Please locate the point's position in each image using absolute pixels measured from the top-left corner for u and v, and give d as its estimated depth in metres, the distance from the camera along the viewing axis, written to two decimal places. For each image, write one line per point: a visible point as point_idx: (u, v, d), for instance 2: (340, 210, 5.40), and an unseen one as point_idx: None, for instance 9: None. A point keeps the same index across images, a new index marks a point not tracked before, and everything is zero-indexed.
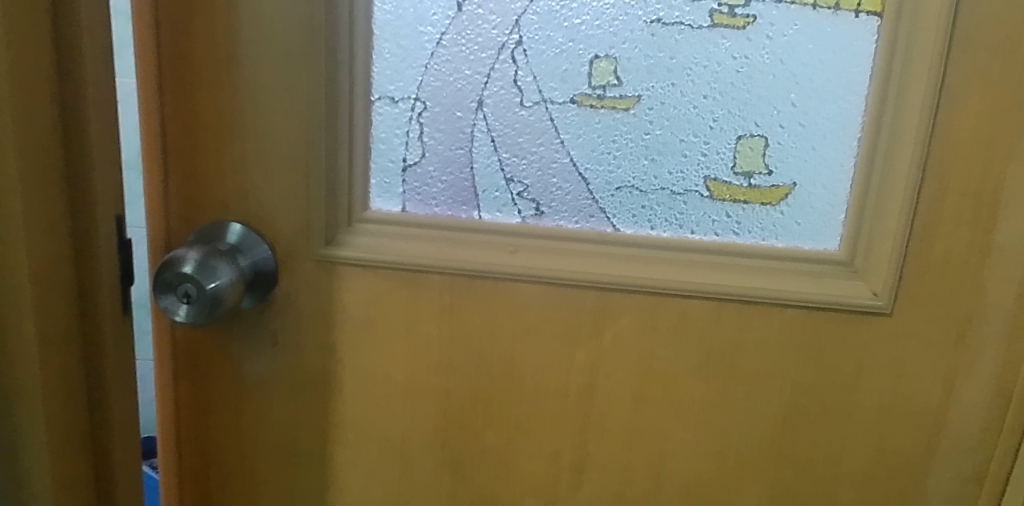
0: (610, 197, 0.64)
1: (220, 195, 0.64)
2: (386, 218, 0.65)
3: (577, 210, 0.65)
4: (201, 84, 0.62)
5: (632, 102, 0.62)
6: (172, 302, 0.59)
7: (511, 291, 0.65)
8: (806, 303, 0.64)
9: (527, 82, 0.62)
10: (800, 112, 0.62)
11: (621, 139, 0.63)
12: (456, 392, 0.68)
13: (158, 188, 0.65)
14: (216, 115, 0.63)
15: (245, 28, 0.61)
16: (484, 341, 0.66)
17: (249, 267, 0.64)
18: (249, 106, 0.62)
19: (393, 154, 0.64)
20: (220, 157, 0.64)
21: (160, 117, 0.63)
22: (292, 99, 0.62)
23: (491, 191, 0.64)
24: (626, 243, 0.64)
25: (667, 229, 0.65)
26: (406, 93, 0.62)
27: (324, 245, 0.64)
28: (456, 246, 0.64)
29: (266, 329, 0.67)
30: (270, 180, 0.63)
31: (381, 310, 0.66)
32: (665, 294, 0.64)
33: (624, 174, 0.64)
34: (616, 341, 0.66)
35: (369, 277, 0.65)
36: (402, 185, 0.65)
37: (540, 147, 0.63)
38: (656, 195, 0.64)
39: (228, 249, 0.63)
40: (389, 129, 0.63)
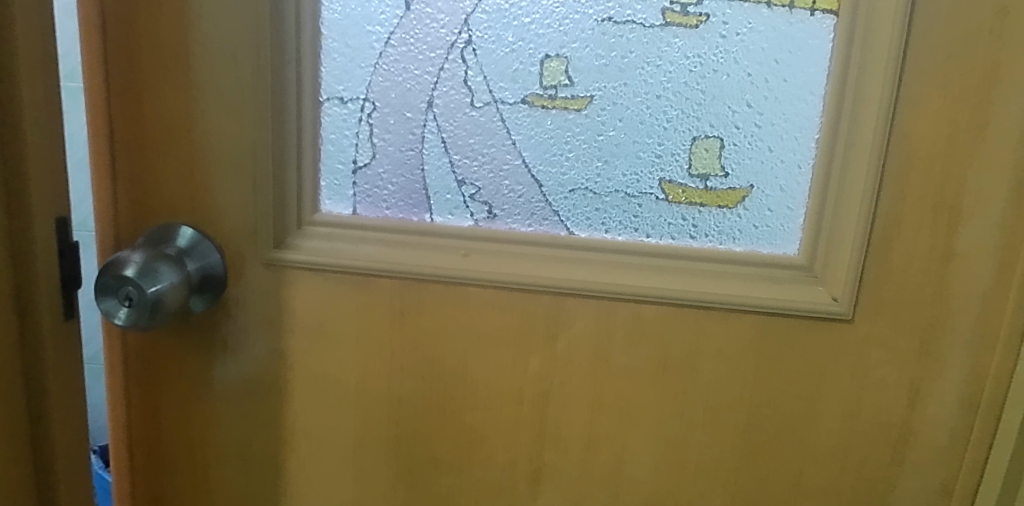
0: (564, 200, 0.63)
1: (168, 197, 0.63)
2: (336, 221, 0.64)
3: (530, 213, 0.63)
4: (147, 85, 0.61)
5: (584, 102, 0.61)
6: (111, 305, 0.58)
7: (463, 296, 0.63)
8: (764, 308, 0.62)
9: (477, 83, 0.61)
10: (756, 113, 0.61)
11: (573, 141, 0.62)
12: (409, 399, 0.66)
13: (105, 192, 0.64)
14: (162, 116, 0.62)
15: (190, 28, 0.60)
16: (436, 347, 0.65)
17: (197, 271, 0.63)
18: (196, 108, 0.61)
19: (344, 156, 0.63)
20: (167, 158, 0.63)
21: (106, 118, 0.62)
22: (239, 100, 0.61)
23: (443, 193, 0.63)
24: (579, 246, 0.63)
25: (622, 232, 0.63)
26: (355, 93, 0.62)
27: (273, 248, 0.64)
28: (406, 250, 0.63)
29: (216, 333, 0.66)
30: (218, 182, 0.63)
31: (331, 315, 0.65)
32: (620, 299, 0.62)
33: (577, 176, 0.63)
34: (570, 347, 0.64)
35: (319, 281, 0.64)
36: (353, 187, 0.64)
37: (492, 148, 0.62)
38: (610, 198, 0.63)
39: (176, 253, 0.62)
40: (338, 130, 0.63)
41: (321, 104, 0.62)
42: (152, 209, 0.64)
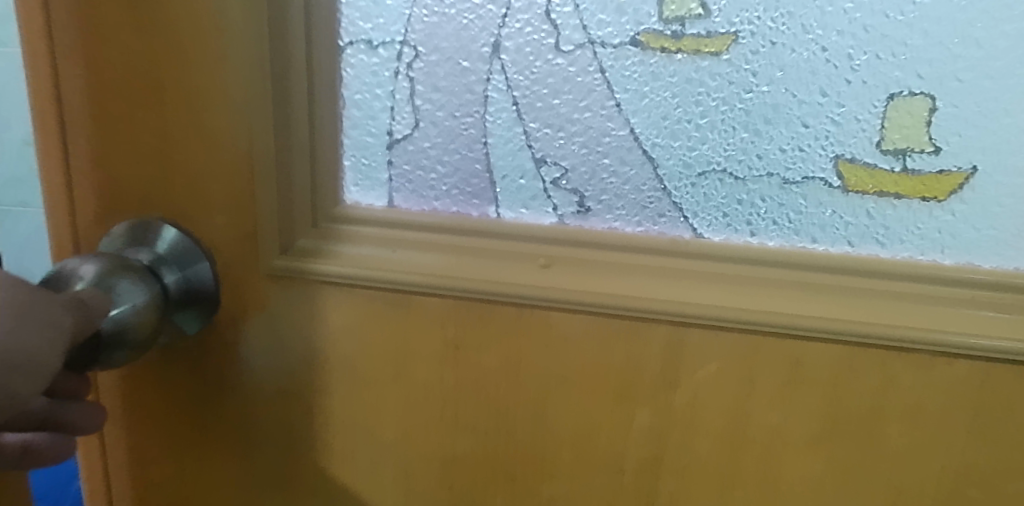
0: (689, 187, 0.44)
1: (138, 185, 0.46)
2: (364, 216, 0.46)
3: (639, 207, 0.45)
4: (96, 24, 0.42)
5: (726, 43, 0.41)
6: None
7: (541, 325, 0.45)
8: (1007, 355, 0.41)
9: (567, 16, 0.42)
10: (990, 56, 0.40)
11: (707, 101, 0.42)
12: (466, 460, 0.49)
13: (56, 181, 0.46)
14: (122, 71, 0.43)
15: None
16: (502, 392, 0.47)
17: (178, 285, 0.46)
18: (168, 58, 0.42)
19: (375, 124, 0.46)
20: (133, 131, 0.44)
21: (50, 79, 0.43)
22: (223, 47, 0.42)
23: (514, 178, 0.46)
24: (712, 257, 0.43)
25: (776, 235, 0.44)
26: (389, 33, 0.44)
27: (278, 256, 0.46)
28: (459, 258, 0.45)
29: (209, 367, 0.49)
30: (203, 164, 0.44)
31: (354, 343, 0.47)
32: (772, 335, 0.42)
33: (711, 152, 0.43)
34: (693, 399, 0.45)
35: (338, 299, 0.46)
36: (387, 169, 0.47)
37: (586, 113, 0.44)
38: (759, 185, 0.43)
39: (149, 263, 0.45)
40: (366, 88, 0.45)
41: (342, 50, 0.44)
42: (119, 203, 0.46)
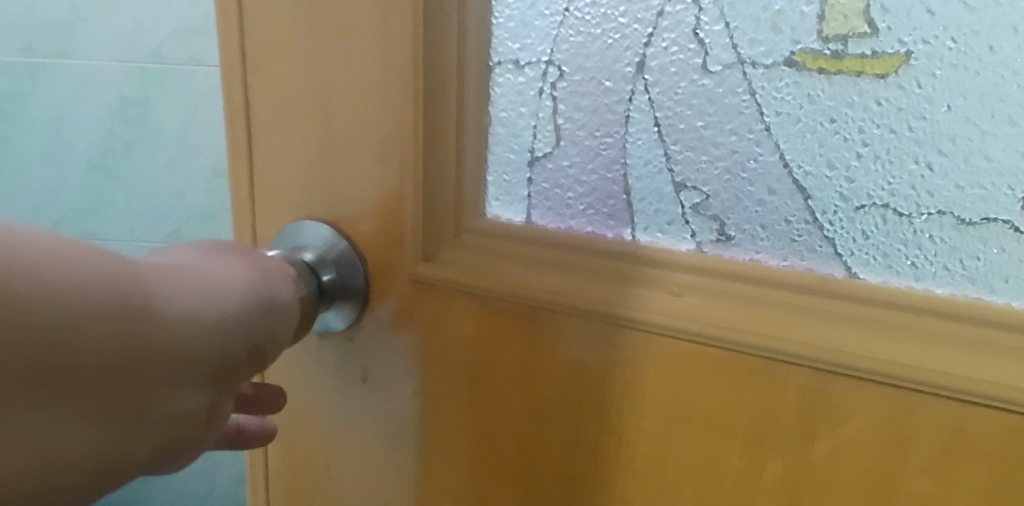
0: (844, 221, 0.40)
1: (304, 188, 0.49)
2: (502, 231, 0.47)
3: (785, 239, 0.42)
4: (278, 39, 0.46)
5: (894, 64, 0.37)
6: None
7: (670, 354, 0.43)
8: None
9: (715, 34, 0.40)
10: None
11: (869, 128, 0.38)
12: (586, 485, 0.48)
13: (243, 183, 0.51)
14: (298, 84, 0.47)
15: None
16: (626, 420, 0.45)
17: (334, 283, 0.49)
18: (336, 70, 0.45)
19: (518, 142, 0.47)
20: (303, 140, 0.48)
21: (243, 91, 0.49)
22: (380, 63, 0.44)
23: (654, 203, 0.44)
24: (868, 301, 0.39)
25: (945, 282, 0.39)
26: (536, 54, 0.44)
27: (421, 263, 0.47)
28: (589, 279, 0.44)
29: (354, 363, 0.52)
30: (357, 172, 0.47)
31: (490, 353, 0.48)
32: (932, 395, 0.37)
33: (871, 184, 0.39)
34: (833, 455, 0.41)
35: (475, 308, 0.47)
36: (528, 186, 0.47)
37: (732, 137, 0.42)
38: (927, 223, 0.39)
39: (311, 261, 0.48)
40: (512, 106, 0.46)
41: (489, 68, 0.45)
42: (288, 206, 0.50)
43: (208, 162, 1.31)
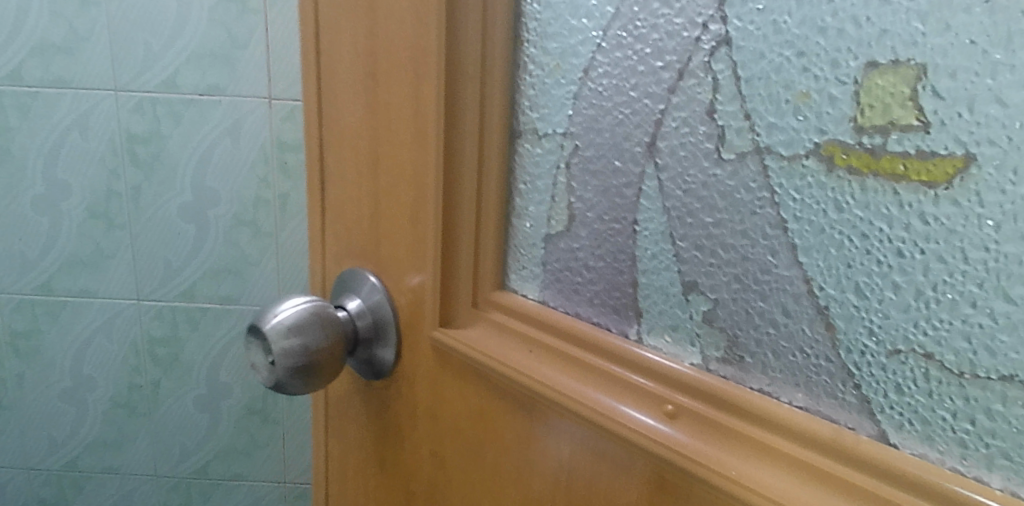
0: (875, 368, 0.30)
1: (357, 242, 0.47)
2: (514, 306, 0.40)
3: (801, 375, 0.32)
4: (342, 93, 0.45)
5: (950, 171, 0.27)
6: (262, 363, 0.43)
7: (656, 483, 0.34)
8: None
9: (729, 116, 0.32)
10: None
11: (910, 251, 0.28)
12: None
13: (318, 234, 0.50)
14: (357, 141, 0.45)
15: (377, 14, 0.41)
16: None
17: (372, 339, 0.46)
18: (382, 129, 0.43)
19: (531, 216, 0.40)
20: (359, 196, 0.45)
21: (320, 144, 0.47)
22: (421, 125, 0.40)
23: (658, 303, 0.36)
24: (890, 478, 0.28)
25: (1004, 476, 0.27)
26: (551, 124, 0.39)
27: (438, 330, 0.42)
28: (591, 382, 0.36)
29: (387, 420, 0.48)
30: (392, 237, 0.44)
31: (500, 443, 0.40)
32: None
33: (909, 326, 0.29)
34: None
35: (484, 388, 0.41)
36: (540, 264, 0.40)
37: (742, 240, 0.33)
38: (985, 391, 0.28)
39: (350, 314, 0.45)
40: (527, 175, 0.40)
41: (513, 138, 0.40)
42: (343, 260, 0.48)
43: (79, 207, 0.99)
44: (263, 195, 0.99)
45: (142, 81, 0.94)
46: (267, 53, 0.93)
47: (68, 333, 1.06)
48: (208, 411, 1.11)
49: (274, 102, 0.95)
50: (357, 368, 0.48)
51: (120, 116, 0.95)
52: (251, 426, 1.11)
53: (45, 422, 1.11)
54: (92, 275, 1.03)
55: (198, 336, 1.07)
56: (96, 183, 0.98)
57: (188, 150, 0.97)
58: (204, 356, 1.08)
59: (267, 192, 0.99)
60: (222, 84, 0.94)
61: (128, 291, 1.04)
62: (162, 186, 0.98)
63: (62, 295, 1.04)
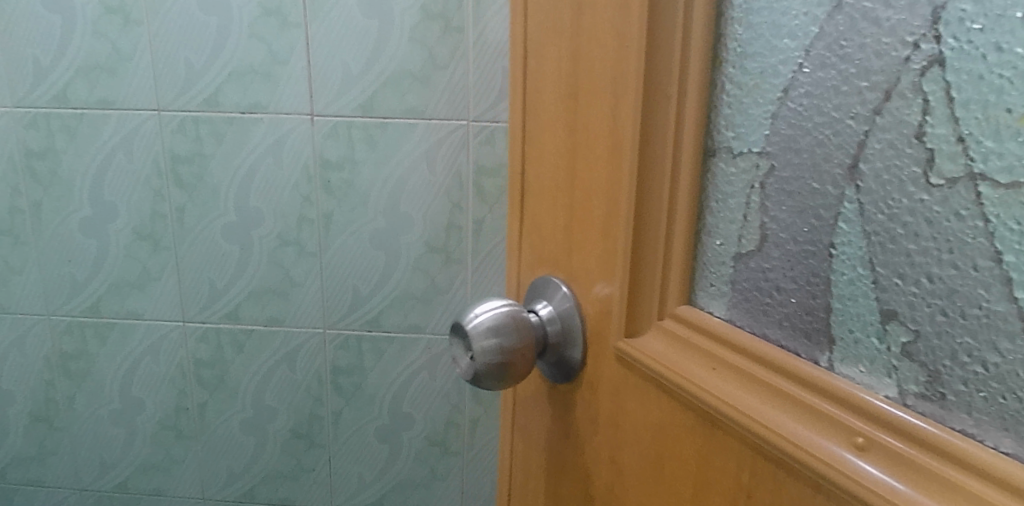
0: None
1: (549, 244, 0.55)
2: (698, 323, 0.45)
3: (1009, 419, 0.33)
4: (548, 118, 0.53)
5: None
6: (464, 360, 0.52)
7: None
8: None
9: (939, 138, 0.35)
10: None
11: None
12: None
13: (513, 235, 0.59)
14: (556, 153, 0.52)
15: (583, 46, 0.48)
16: None
17: (559, 344, 0.53)
18: (580, 147, 0.50)
19: (725, 234, 0.44)
20: (554, 202, 0.53)
21: (522, 156, 0.56)
22: (617, 139, 0.46)
23: (855, 331, 0.38)
24: None
25: None
26: (747, 144, 0.43)
27: (622, 340, 0.48)
28: (763, 399, 0.40)
29: (586, 416, 0.53)
30: (583, 245, 0.50)
31: (676, 455, 0.45)
32: None
33: None
34: None
35: (662, 400, 0.46)
36: (731, 277, 0.44)
37: (950, 270, 0.35)
38: None
39: (543, 322, 0.54)
40: (722, 194, 0.44)
41: (706, 157, 0.44)
42: (537, 262, 0.56)
43: (126, 228, 1.03)
44: (307, 214, 1.00)
45: (182, 100, 0.97)
46: (308, 69, 0.94)
47: (117, 352, 1.09)
48: (255, 434, 1.12)
49: (316, 118, 0.96)
50: (545, 369, 0.56)
51: (163, 137, 0.99)
52: (297, 449, 1.12)
53: (99, 440, 1.14)
54: (139, 297, 1.06)
55: (243, 357, 1.08)
56: (140, 203, 1.02)
57: (232, 173, 0.99)
58: (250, 376, 1.09)
59: (310, 210, 1.00)
60: (263, 102, 0.96)
61: (174, 312, 1.07)
62: (205, 205, 1.01)
63: (112, 317, 1.08)
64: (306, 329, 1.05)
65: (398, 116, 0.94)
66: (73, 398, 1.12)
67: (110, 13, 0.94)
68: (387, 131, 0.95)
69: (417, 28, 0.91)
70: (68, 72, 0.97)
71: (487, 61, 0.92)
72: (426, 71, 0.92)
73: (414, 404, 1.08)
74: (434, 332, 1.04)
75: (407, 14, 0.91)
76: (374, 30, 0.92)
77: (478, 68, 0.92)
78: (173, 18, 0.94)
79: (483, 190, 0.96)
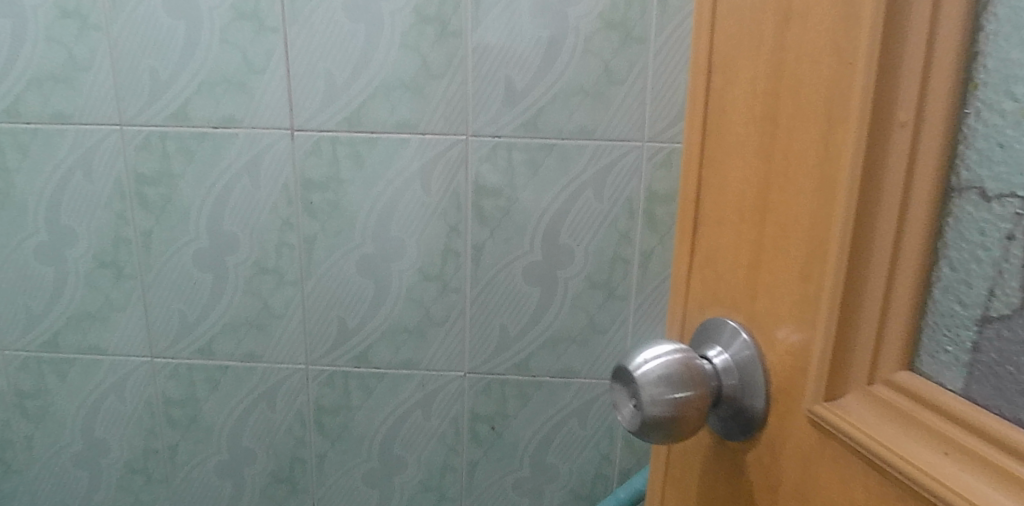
0: None
1: (724, 287, 0.45)
2: (925, 394, 0.36)
3: None
4: (734, 134, 0.43)
5: None
6: (626, 409, 0.44)
7: None
8: None
9: None
10: None
11: None
12: None
13: (683, 268, 0.48)
14: (738, 176, 0.43)
15: (789, 52, 0.39)
16: None
17: (738, 399, 0.43)
18: (776, 174, 0.40)
19: (970, 293, 0.35)
20: (737, 238, 0.43)
21: (696, 182, 0.46)
22: (831, 164, 0.37)
23: None
24: None
25: None
26: (1010, 185, 0.34)
27: (821, 403, 0.39)
28: (989, 480, 0.32)
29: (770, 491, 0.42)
30: (774, 291, 0.41)
31: None
32: None
33: None
34: None
35: (871, 485, 0.36)
36: (977, 343, 0.36)
37: None
38: None
39: (722, 370, 0.43)
40: (970, 243, 0.35)
41: (944, 197, 0.35)
42: (707, 304, 0.46)
43: (87, 254, 0.93)
44: (287, 239, 0.90)
45: (147, 114, 0.87)
46: (287, 79, 0.84)
47: (79, 390, 0.99)
48: (231, 479, 1.01)
49: (296, 133, 0.86)
50: (713, 425, 0.45)
51: (127, 154, 0.88)
52: (277, 495, 1.01)
53: (59, 485, 1.03)
54: (101, 330, 0.96)
55: (218, 396, 0.98)
56: (102, 227, 0.92)
57: (204, 193, 0.89)
58: (226, 416, 0.99)
59: (291, 235, 0.90)
60: (238, 115, 0.86)
61: (140, 347, 0.96)
62: (174, 229, 0.91)
63: (72, 352, 0.97)
64: (286, 365, 0.95)
65: (388, 130, 0.85)
66: (30, 439, 1.02)
67: (65, 17, 0.84)
68: (376, 148, 0.85)
69: (411, 32, 0.82)
70: (20, 81, 0.87)
71: (487, 69, 0.82)
72: (419, 81, 0.83)
73: (406, 446, 0.98)
74: (429, 369, 0.94)
75: (399, 16, 0.81)
76: (361, 35, 0.82)
77: (478, 78, 0.82)
78: (136, 22, 0.84)
79: (482, 212, 0.87)
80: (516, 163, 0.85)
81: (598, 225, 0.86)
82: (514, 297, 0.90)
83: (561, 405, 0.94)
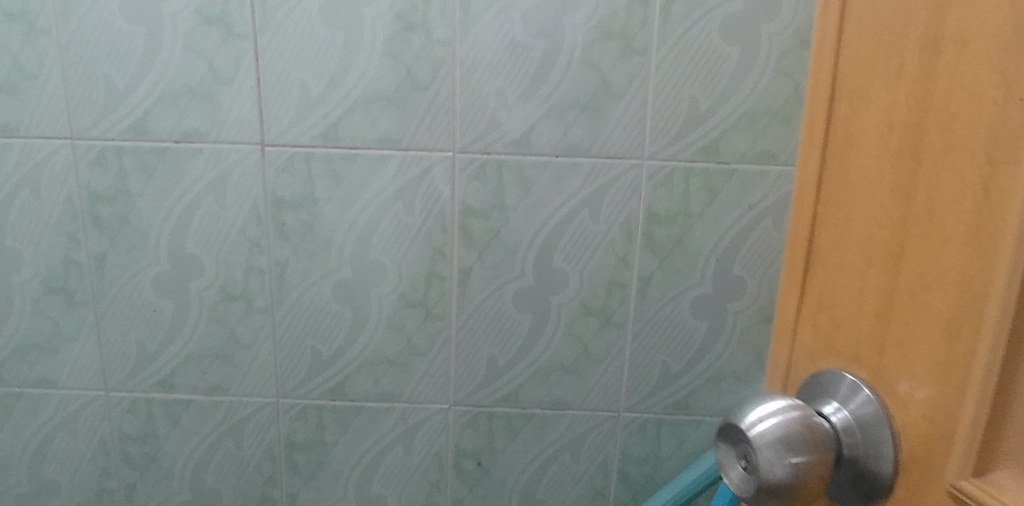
0: None
1: (846, 336, 0.41)
2: None
3: None
4: (859, 170, 0.39)
5: None
6: (737, 467, 0.41)
7: None
8: None
9: None
10: None
11: None
12: None
13: (790, 305, 0.44)
14: (867, 220, 0.39)
15: (942, 83, 0.35)
16: None
17: (858, 465, 0.40)
18: (915, 219, 0.36)
19: None
20: (863, 289, 0.39)
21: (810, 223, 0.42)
22: (990, 217, 0.33)
23: None
24: None
25: None
26: None
27: (967, 480, 0.35)
28: None
29: None
30: (911, 345, 0.37)
31: None
32: None
33: None
34: None
35: None
36: None
37: None
38: None
39: (843, 431, 0.40)
40: None
41: None
42: (824, 350, 0.42)
43: (34, 279, 0.85)
44: (256, 263, 0.83)
45: (101, 126, 0.79)
46: (257, 90, 0.77)
47: (25, 427, 0.90)
48: None
49: (267, 148, 0.79)
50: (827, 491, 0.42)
51: (78, 170, 0.81)
52: None
53: None
54: (49, 363, 0.88)
55: (179, 432, 0.90)
56: (50, 249, 0.83)
57: (165, 213, 0.82)
58: (188, 454, 0.91)
59: (260, 258, 0.83)
60: (203, 129, 0.79)
61: (92, 380, 0.88)
62: (131, 252, 0.83)
63: (16, 386, 0.89)
64: (255, 399, 0.88)
65: (368, 146, 0.78)
66: None
67: (9, 20, 0.77)
68: (355, 164, 0.79)
69: (394, 39, 0.75)
70: None
71: (476, 80, 0.76)
72: (402, 93, 0.77)
73: (385, 484, 0.90)
74: (411, 401, 0.87)
75: (381, 23, 0.75)
76: (339, 43, 0.76)
77: (466, 90, 0.76)
78: (89, 26, 0.76)
79: (470, 233, 0.81)
80: (507, 182, 0.79)
81: (593, 248, 0.81)
82: (503, 324, 0.84)
83: (552, 439, 0.88)
